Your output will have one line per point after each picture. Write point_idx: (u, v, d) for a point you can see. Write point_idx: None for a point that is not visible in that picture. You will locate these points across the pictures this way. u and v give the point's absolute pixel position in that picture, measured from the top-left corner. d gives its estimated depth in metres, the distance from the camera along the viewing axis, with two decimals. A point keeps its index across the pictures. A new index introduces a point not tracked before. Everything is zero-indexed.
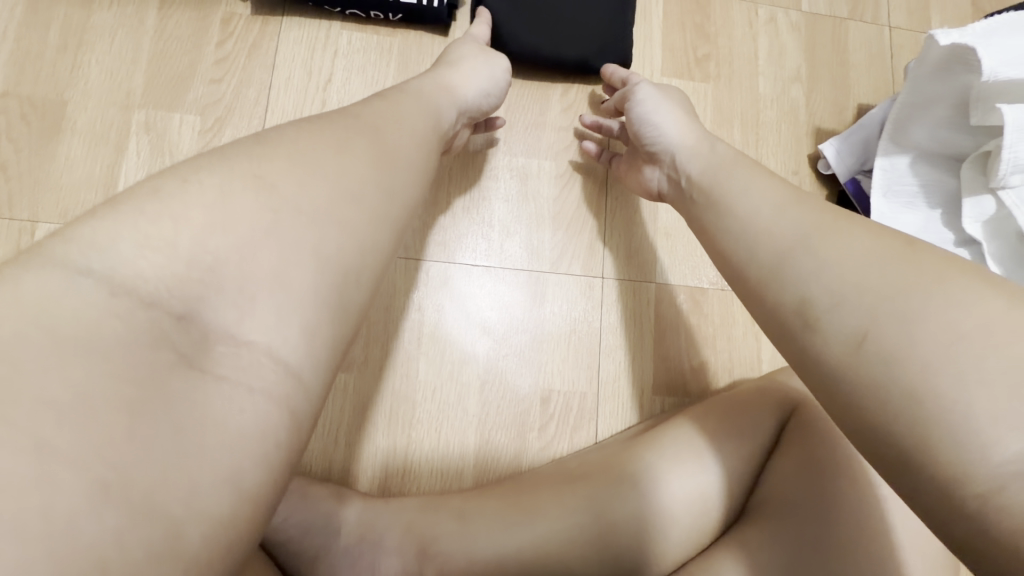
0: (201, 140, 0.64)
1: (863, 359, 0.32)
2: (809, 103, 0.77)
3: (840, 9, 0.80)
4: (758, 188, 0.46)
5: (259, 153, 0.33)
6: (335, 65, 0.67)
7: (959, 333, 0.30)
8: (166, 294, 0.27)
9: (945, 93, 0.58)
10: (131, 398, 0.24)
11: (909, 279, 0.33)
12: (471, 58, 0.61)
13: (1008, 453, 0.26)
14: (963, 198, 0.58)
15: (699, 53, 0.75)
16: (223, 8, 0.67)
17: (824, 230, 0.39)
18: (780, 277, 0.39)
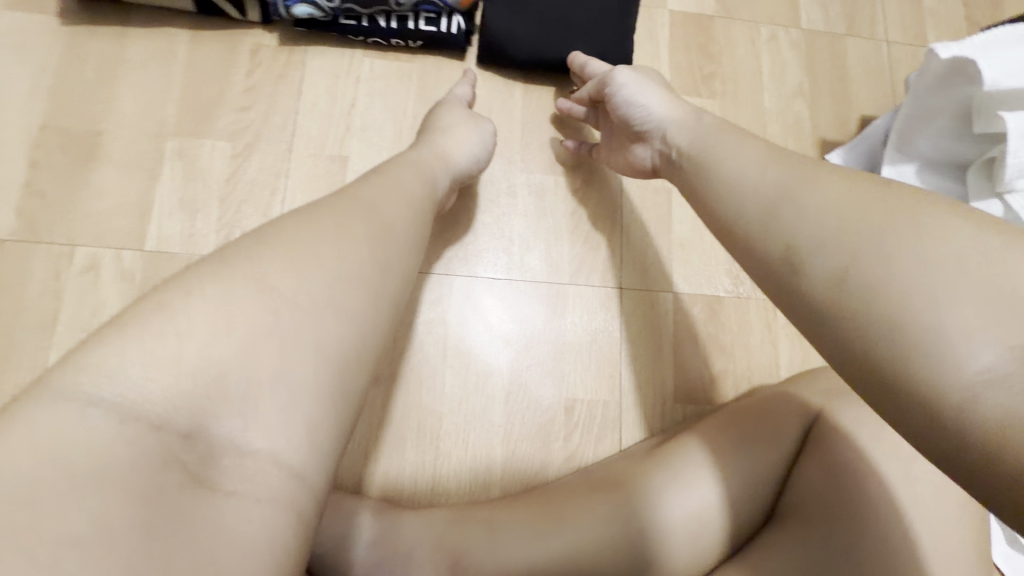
0: (231, 165, 0.66)
1: (845, 292, 0.33)
2: (813, 116, 0.79)
3: (838, 26, 0.83)
4: (739, 152, 0.47)
5: (254, 251, 0.35)
6: (359, 91, 0.70)
7: (931, 259, 0.31)
8: (171, 415, 0.29)
9: (944, 101, 0.60)
10: (144, 527, 0.27)
11: (885, 214, 0.34)
12: (461, 124, 0.63)
13: (982, 363, 0.28)
14: (970, 202, 0.60)
15: (705, 72, 0.79)
16: (250, 40, 0.70)
17: (803, 180, 0.40)
18: (764, 227, 0.40)
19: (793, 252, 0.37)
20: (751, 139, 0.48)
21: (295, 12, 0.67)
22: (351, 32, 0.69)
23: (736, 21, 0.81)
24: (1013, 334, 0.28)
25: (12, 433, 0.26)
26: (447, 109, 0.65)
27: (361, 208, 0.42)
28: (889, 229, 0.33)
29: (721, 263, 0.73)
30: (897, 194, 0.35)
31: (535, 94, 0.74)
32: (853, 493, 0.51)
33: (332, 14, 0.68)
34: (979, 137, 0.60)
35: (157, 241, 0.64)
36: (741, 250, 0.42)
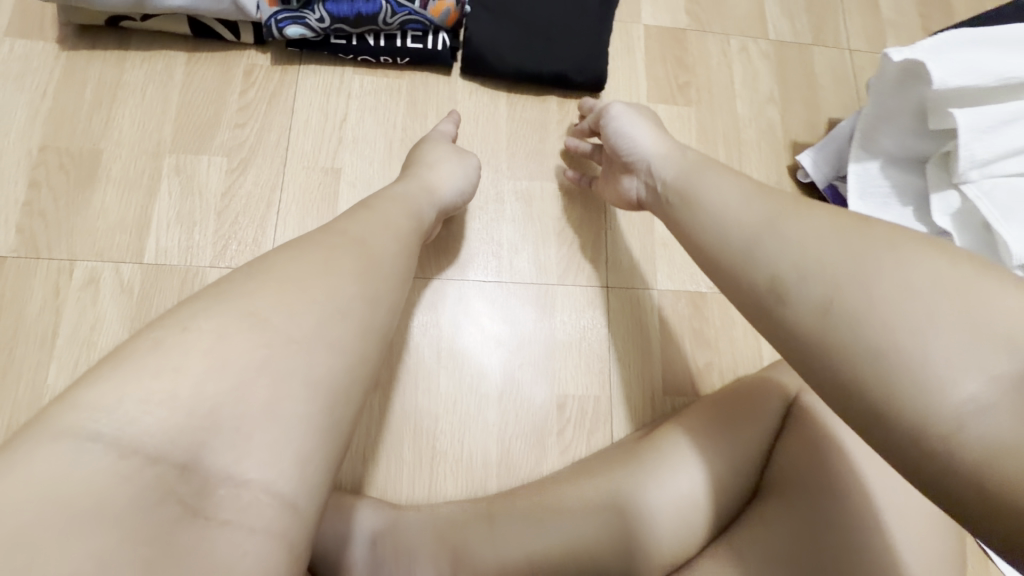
0: (227, 180, 0.69)
1: (832, 321, 0.35)
2: (784, 120, 0.84)
3: (804, 36, 0.88)
4: (722, 184, 0.50)
5: (247, 288, 0.37)
6: (350, 107, 0.73)
7: (913, 292, 0.33)
8: (166, 449, 0.31)
9: (900, 102, 0.64)
10: (144, 562, 0.28)
11: (864, 246, 0.37)
12: (446, 157, 0.66)
13: (966, 393, 0.30)
14: (931, 194, 0.64)
15: (680, 81, 0.83)
16: (245, 61, 0.73)
17: (783, 213, 0.43)
18: (749, 257, 0.42)
19: (777, 282, 0.39)
20: (732, 172, 0.51)
21: (287, 33, 0.70)
22: (341, 51, 0.73)
23: (708, 33, 0.86)
24: (996, 363, 0.30)
25: (17, 468, 0.28)
26: (432, 143, 0.68)
27: (349, 242, 0.44)
28: (870, 262, 0.36)
29: None
30: (877, 227, 0.38)
31: (520, 105, 0.77)
32: (833, 474, 0.53)
33: (324, 34, 0.71)
34: (935, 132, 0.64)
35: (155, 254, 0.65)
36: (725, 278, 0.44)
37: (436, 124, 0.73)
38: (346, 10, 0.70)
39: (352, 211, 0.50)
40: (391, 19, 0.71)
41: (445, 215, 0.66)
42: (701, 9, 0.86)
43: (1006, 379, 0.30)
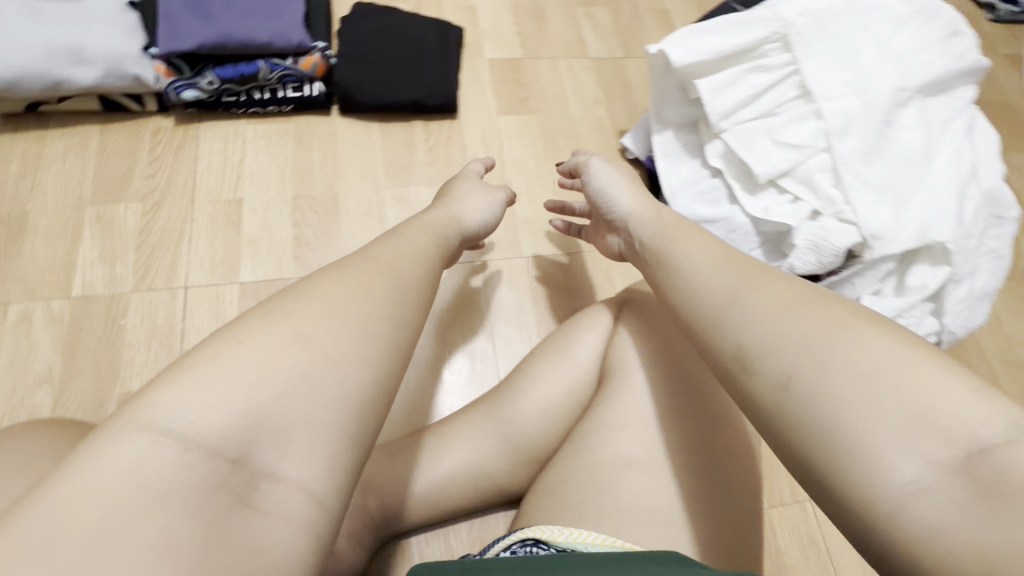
0: (142, 221, 0.81)
1: (791, 398, 0.36)
2: (610, 116, 1.04)
3: (617, 53, 1.12)
4: (699, 252, 0.50)
5: (290, 309, 0.39)
6: (245, 150, 0.88)
7: (866, 374, 0.34)
8: (222, 445, 0.33)
9: (666, 81, 0.84)
10: (205, 538, 0.30)
11: (829, 329, 0.37)
12: (472, 191, 0.73)
13: (908, 476, 0.31)
14: (706, 145, 0.83)
15: (521, 97, 1.03)
16: (152, 124, 0.87)
17: (755, 284, 0.43)
18: (721, 326, 0.43)
19: (745, 354, 0.40)
20: (711, 242, 0.52)
21: (184, 96, 0.85)
22: (233, 106, 0.88)
23: (540, 59, 1.08)
24: (929, 445, 0.31)
25: (97, 458, 0.31)
26: (461, 186, 0.74)
27: (374, 269, 0.46)
28: (825, 344, 0.37)
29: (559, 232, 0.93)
30: (835, 310, 0.39)
31: (391, 130, 0.94)
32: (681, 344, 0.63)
33: (215, 94, 0.86)
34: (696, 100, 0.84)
35: (82, 288, 0.76)
36: (699, 342, 0.44)
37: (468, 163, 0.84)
38: (231, 73, 0.86)
39: (384, 237, 0.52)
40: (270, 75, 0.87)
41: (469, 241, 0.71)
42: (530, 43, 1.09)
43: (944, 464, 0.31)
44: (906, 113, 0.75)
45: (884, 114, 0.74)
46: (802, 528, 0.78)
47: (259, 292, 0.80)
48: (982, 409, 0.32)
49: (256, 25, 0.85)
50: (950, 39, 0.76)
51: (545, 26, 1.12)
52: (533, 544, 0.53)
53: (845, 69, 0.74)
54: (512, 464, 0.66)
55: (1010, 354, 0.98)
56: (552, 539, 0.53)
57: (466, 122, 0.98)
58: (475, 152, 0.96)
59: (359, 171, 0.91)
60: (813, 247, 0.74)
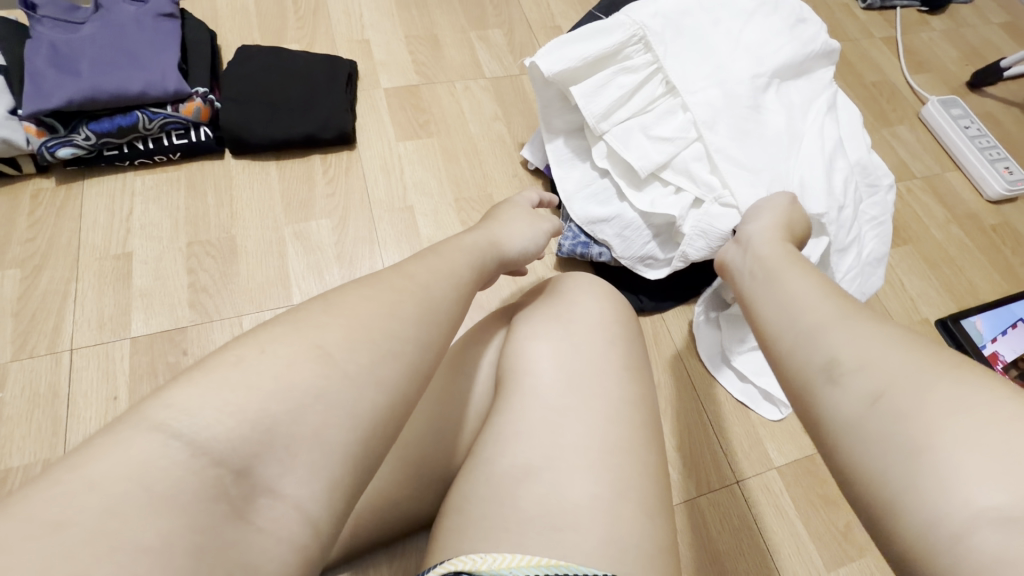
0: (21, 286, 0.78)
1: (873, 416, 0.33)
2: (510, 131, 1.07)
3: (513, 70, 1.15)
4: (806, 281, 0.45)
5: (318, 323, 0.39)
6: (134, 202, 0.86)
7: (973, 414, 0.30)
8: (229, 453, 0.31)
9: (546, 93, 0.86)
10: (199, 547, 0.28)
11: (949, 371, 0.33)
12: (517, 218, 0.69)
13: (987, 505, 0.27)
14: (592, 147, 0.85)
15: (421, 121, 1.04)
16: (31, 187, 0.85)
17: (868, 316, 0.39)
18: (816, 342, 0.39)
19: (835, 365, 0.37)
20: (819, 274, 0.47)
21: (59, 154, 0.83)
22: (117, 160, 0.87)
23: (437, 84, 1.10)
24: None
25: (95, 456, 0.29)
26: (508, 215, 0.69)
27: (408, 287, 0.44)
28: (929, 376, 0.33)
29: None
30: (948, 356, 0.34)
31: (288, 167, 0.94)
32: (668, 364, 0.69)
33: (94, 149, 0.85)
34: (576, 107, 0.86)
35: None
36: (785, 351, 0.41)
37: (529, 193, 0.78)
38: (108, 126, 0.84)
39: (419, 254, 0.50)
40: (150, 125, 0.86)
41: (511, 267, 0.66)
42: (427, 69, 1.11)
43: None
44: (767, 98, 0.79)
45: (746, 101, 0.77)
46: (733, 509, 0.78)
47: (152, 345, 0.77)
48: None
49: (127, 77, 0.84)
50: (793, 30, 0.82)
51: (440, 52, 1.14)
52: None
53: (702, 64, 0.79)
54: (423, 489, 0.64)
55: (914, 316, 1.02)
56: (477, 569, 0.47)
57: (365, 150, 0.99)
58: (376, 179, 0.96)
59: (256, 211, 0.89)
60: (701, 233, 0.76)
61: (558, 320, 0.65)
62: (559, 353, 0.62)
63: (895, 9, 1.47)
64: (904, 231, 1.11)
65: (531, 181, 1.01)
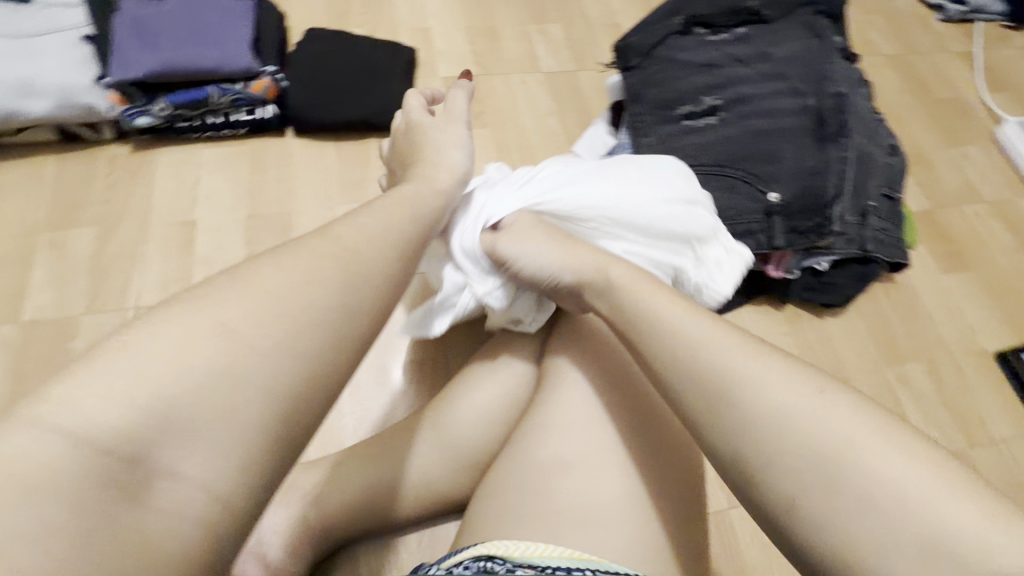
0: (95, 244, 0.82)
1: (800, 507, 0.37)
2: (562, 127, 1.07)
3: (569, 66, 1.14)
4: (692, 328, 0.46)
5: (223, 293, 0.36)
6: (201, 173, 0.90)
7: (881, 485, 0.35)
8: (116, 441, 0.29)
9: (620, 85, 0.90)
10: (86, 534, 0.27)
11: (844, 437, 0.37)
12: (447, 153, 0.65)
13: None
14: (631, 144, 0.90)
15: (475, 111, 1.06)
16: (108, 152, 0.89)
17: (760, 370, 0.41)
18: (722, 424, 0.41)
19: (746, 458, 0.39)
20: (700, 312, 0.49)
21: (137, 122, 0.87)
22: (187, 131, 0.91)
23: (493, 76, 1.10)
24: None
25: None
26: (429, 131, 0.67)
27: None
28: (841, 467, 0.36)
29: None
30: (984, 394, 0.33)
31: (345, 149, 0.96)
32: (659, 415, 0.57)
33: (168, 120, 0.89)
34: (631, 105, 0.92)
35: (33, 313, 0.76)
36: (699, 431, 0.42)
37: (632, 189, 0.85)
38: (183, 99, 0.89)
39: (355, 211, 0.47)
40: (221, 99, 0.90)
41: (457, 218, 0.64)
42: (484, 60, 1.12)
43: None
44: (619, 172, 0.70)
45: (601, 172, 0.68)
46: None
47: None
48: (989, 529, 0.33)
49: (203, 53, 0.88)
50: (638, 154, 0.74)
51: (498, 43, 1.15)
52: (488, 561, 0.47)
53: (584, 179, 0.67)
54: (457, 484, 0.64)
55: (971, 345, 0.96)
56: (510, 555, 0.47)
57: None
58: None
59: (311, 189, 0.92)
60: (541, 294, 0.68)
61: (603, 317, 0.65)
62: (603, 349, 0.62)
63: (974, 23, 1.40)
64: (968, 256, 1.06)
65: None
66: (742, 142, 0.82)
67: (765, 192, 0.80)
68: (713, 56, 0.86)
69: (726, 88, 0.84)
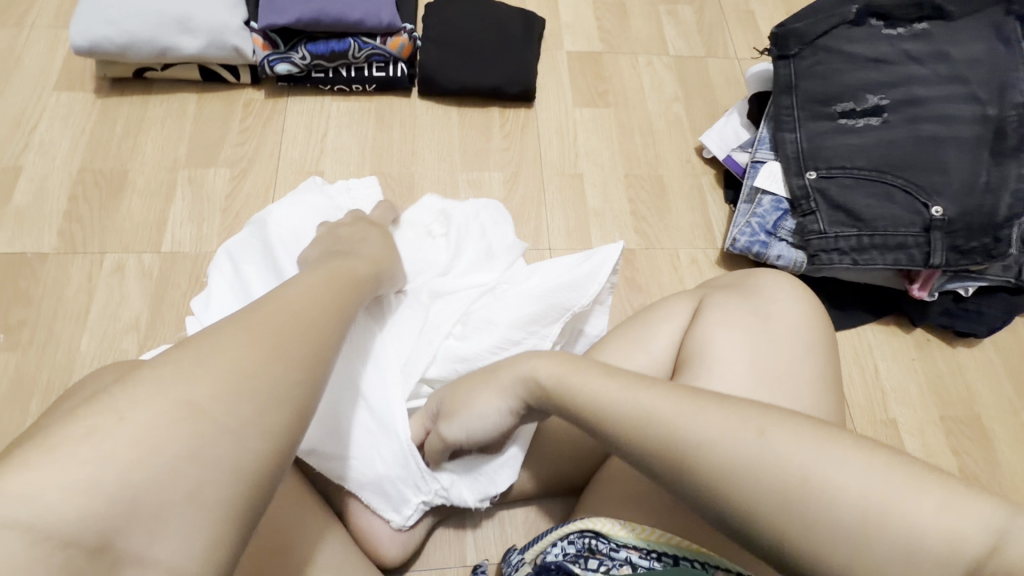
0: (230, 185, 0.84)
1: (792, 547, 0.34)
2: (688, 114, 1.02)
3: (699, 51, 1.09)
4: (619, 381, 0.43)
5: (182, 360, 0.31)
6: (329, 125, 0.90)
7: (850, 504, 0.33)
8: (78, 533, 0.25)
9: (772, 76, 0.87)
10: None
11: (787, 453, 0.35)
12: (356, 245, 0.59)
13: None
14: (764, 134, 0.86)
15: (600, 90, 1.02)
16: (244, 97, 0.90)
17: (682, 409, 0.38)
18: (682, 476, 0.37)
19: (739, 505, 0.35)
20: (623, 371, 0.45)
21: (277, 70, 0.88)
22: (321, 82, 0.91)
23: (620, 54, 1.06)
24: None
25: None
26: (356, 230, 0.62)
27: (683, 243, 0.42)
28: (797, 490, 0.34)
29: (630, 222, 0.91)
30: None
31: (468, 115, 0.95)
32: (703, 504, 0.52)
33: (306, 69, 0.89)
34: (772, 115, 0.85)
35: (170, 246, 0.78)
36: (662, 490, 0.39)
37: (777, 177, 0.83)
38: (322, 49, 0.89)
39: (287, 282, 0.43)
40: (358, 53, 0.90)
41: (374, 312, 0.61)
42: (612, 37, 1.08)
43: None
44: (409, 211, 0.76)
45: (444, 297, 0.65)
46: None
47: None
48: (955, 516, 0.32)
49: (349, 4, 0.88)
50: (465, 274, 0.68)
51: (627, 21, 1.10)
52: (593, 537, 0.53)
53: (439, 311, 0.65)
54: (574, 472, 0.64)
55: None
56: (614, 534, 0.52)
57: (542, 110, 0.98)
58: (549, 141, 0.95)
59: (434, 152, 0.91)
60: None
61: (757, 314, 0.62)
62: (752, 344, 0.59)
63: None
64: None
65: (705, 169, 0.96)
66: (906, 148, 0.77)
67: (927, 205, 0.75)
68: (886, 51, 0.82)
69: (896, 87, 0.80)
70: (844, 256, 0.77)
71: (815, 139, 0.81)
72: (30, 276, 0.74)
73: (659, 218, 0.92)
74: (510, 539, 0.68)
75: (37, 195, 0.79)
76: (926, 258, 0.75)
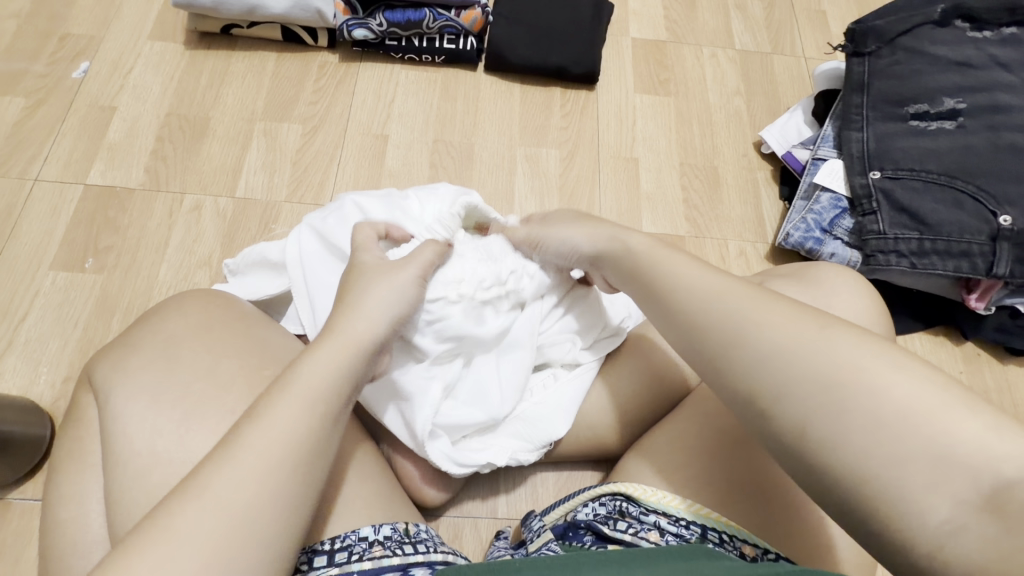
0: (301, 140, 0.88)
1: (813, 438, 0.36)
2: (748, 109, 1.01)
3: (765, 47, 1.08)
4: (702, 283, 0.45)
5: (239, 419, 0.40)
6: (397, 92, 0.94)
7: (890, 408, 0.34)
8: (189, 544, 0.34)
9: (845, 73, 0.87)
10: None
11: (843, 359, 0.37)
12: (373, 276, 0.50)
13: (941, 517, 0.31)
14: (827, 132, 0.86)
15: (661, 78, 1.02)
16: (320, 59, 0.95)
17: (749, 308, 0.41)
18: (727, 367, 0.41)
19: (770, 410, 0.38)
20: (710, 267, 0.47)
21: (355, 35, 0.92)
22: (393, 50, 0.94)
23: (684, 45, 1.06)
24: (961, 490, 0.31)
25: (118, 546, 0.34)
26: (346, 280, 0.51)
27: None
28: (841, 391, 0.36)
29: (681, 210, 0.91)
30: None
31: (530, 92, 0.97)
32: (742, 476, 0.53)
33: (381, 36, 0.93)
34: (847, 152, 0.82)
35: (244, 191, 0.83)
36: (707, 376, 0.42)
37: (842, 176, 0.82)
38: (399, 18, 0.93)
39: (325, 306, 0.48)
40: (432, 24, 0.93)
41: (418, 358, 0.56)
42: (678, 27, 1.08)
43: (970, 503, 0.31)
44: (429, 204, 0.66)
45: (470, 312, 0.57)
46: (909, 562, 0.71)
47: None
48: (1005, 444, 0.32)
49: None
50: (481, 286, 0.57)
51: (694, 12, 1.10)
52: (624, 501, 0.53)
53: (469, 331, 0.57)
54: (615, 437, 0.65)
55: None
56: (646, 498, 0.52)
57: (602, 93, 0.99)
58: (607, 124, 0.97)
59: (495, 126, 0.94)
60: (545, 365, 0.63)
61: (815, 304, 0.62)
62: None
63: None
64: None
65: (762, 165, 0.96)
66: (982, 155, 0.76)
67: (996, 213, 0.73)
68: (970, 55, 0.80)
69: (978, 92, 0.79)
70: (902, 258, 0.76)
71: (883, 140, 0.81)
72: (119, 207, 0.80)
73: (710, 208, 0.92)
74: (541, 498, 0.70)
75: (128, 134, 0.85)
76: (989, 268, 0.73)
